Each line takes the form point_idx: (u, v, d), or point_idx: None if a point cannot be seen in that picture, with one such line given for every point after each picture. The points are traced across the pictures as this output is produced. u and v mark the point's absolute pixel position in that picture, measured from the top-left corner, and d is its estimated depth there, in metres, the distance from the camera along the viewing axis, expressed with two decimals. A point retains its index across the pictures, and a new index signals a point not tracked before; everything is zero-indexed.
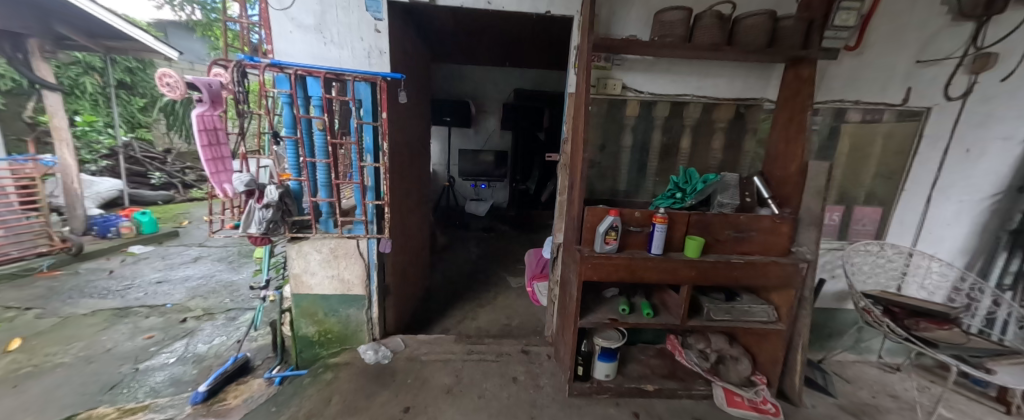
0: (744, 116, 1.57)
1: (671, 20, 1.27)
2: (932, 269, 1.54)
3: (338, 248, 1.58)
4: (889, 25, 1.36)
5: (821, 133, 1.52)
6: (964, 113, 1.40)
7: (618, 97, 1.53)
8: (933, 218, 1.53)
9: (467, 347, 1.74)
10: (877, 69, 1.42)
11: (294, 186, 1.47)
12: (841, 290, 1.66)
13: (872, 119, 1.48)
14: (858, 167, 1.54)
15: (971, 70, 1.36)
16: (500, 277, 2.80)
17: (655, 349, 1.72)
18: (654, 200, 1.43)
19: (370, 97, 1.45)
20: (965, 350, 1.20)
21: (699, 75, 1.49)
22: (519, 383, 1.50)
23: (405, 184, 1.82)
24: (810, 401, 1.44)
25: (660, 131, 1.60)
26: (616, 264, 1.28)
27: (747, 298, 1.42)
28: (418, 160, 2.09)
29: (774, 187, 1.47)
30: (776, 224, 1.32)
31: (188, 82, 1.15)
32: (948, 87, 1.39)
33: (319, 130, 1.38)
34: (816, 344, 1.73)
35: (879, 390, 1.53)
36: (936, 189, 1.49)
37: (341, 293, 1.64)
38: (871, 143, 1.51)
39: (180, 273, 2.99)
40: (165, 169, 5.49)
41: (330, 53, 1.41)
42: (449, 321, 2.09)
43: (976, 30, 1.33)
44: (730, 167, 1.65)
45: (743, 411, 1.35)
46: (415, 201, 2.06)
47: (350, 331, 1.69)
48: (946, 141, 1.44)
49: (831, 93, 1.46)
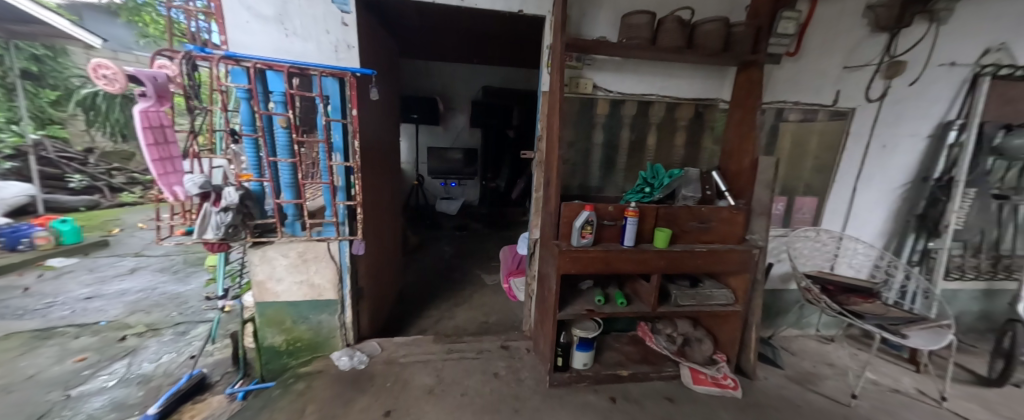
0: (702, 115, 1.69)
1: (638, 23, 1.35)
2: (858, 250, 1.74)
3: (306, 252, 1.50)
4: (822, 34, 1.51)
5: (768, 131, 1.65)
6: (881, 113, 1.61)
7: (589, 96, 1.59)
8: (859, 206, 1.74)
9: (447, 347, 1.73)
10: (813, 74, 1.57)
11: (256, 187, 1.39)
12: (786, 272, 1.82)
13: (809, 118, 1.64)
14: (801, 161, 1.70)
15: (886, 76, 1.56)
16: (475, 275, 2.80)
17: (628, 337, 1.80)
18: (626, 195, 1.55)
19: (338, 93, 1.40)
20: (886, 320, 1.40)
21: (663, 76, 1.59)
22: (501, 378, 1.52)
23: (375, 186, 1.75)
24: (764, 374, 1.59)
25: (629, 129, 1.68)
26: (593, 256, 1.35)
27: (709, 283, 1.55)
28: (388, 158, 2.00)
29: (730, 181, 1.60)
30: (733, 214, 1.45)
31: (129, 75, 1.04)
32: (869, 90, 1.59)
33: (282, 128, 1.34)
34: (766, 322, 1.90)
35: (819, 359, 1.72)
36: (860, 180, 1.70)
37: (311, 299, 1.56)
38: (808, 141, 1.67)
39: (114, 287, 2.67)
40: (87, 171, 4.87)
41: (293, 46, 1.32)
42: (425, 322, 2.06)
43: (889, 41, 1.52)
44: (691, 162, 1.75)
45: (707, 388, 1.46)
46: (387, 202, 1.98)
47: (323, 338, 1.61)
48: (868, 138, 1.64)
49: (776, 95, 1.59)
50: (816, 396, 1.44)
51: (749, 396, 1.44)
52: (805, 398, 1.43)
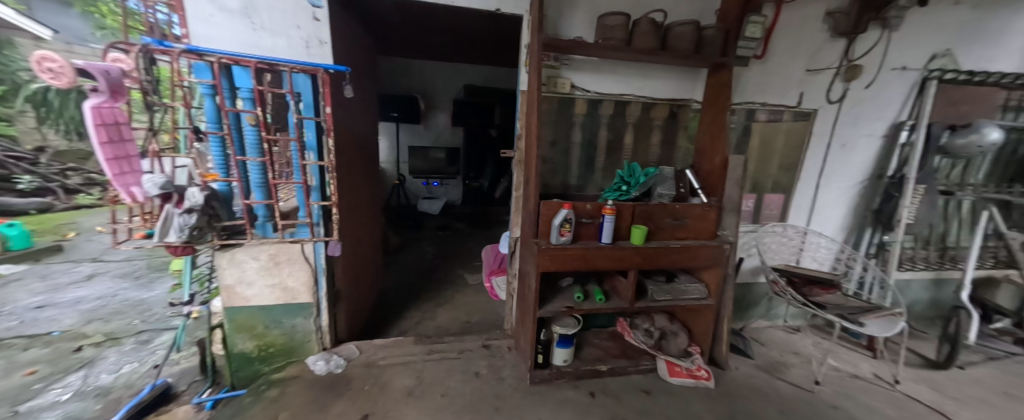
0: (677, 115, 1.74)
1: (613, 24, 1.38)
2: (822, 244, 1.84)
3: (278, 254, 1.44)
4: (787, 38, 1.58)
5: (738, 130, 1.71)
6: (841, 114, 1.70)
7: (567, 95, 1.61)
8: (822, 202, 1.83)
9: (427, 347, 1.71)
10: (779, 76, 1.64)
11: (223, 187, 1.33)
12: (756, 266, 1.89)
13: (775, 118, 1.71)
14: (769, 160, 1.77)
15: (845, 79, 1.65)
16: (457, 275, 2.78)
17: (607, 332, 1.83)
18: (604, 193, 1.57)
19: (310, 90, 1.36)
20: (845, 309, 1.48)
21: (639, 77, 1.63)
22: (482, 377, 1.52)
23: (352, 186, 1.71)
24: (735, 364, 1.66)
25: (606, 128, 1.71)
26: (572, 254, 1.37)
27: (684, 278, 1.60)
28: (365, 157, 1.96)
29: (703, 179, 1.64)
30: (705, 211, 1.51)
31: (78, 68, 0.99)
32: (830, 92, 1.67)
33: (250, 126, 1.29)
34: (738, 314, 1.97)
35: (786, 349, 1.80)
36: (822, 178, 1.79)
37: (284, 303, 1.51)
38: (776, 141, 1.74)
39: (69, 295, 2.49)
40: (37, 172, 4.53)
41: (261, 41, 1.28)
42: (406, 323, 2.04)
43: (848, 46, 1.61)
44: (667, 161, 1.80)
45: (681, 379, 1.51)
46: (365, 202, 1.95)
47: (298, 342, 1.56)
48: (829, 138, 1.73)
49: (745, 96, 1.65)
50: (783, 384, 1.51)
51: (721, 386, 1.49)
52: (773, 386, 1.50)
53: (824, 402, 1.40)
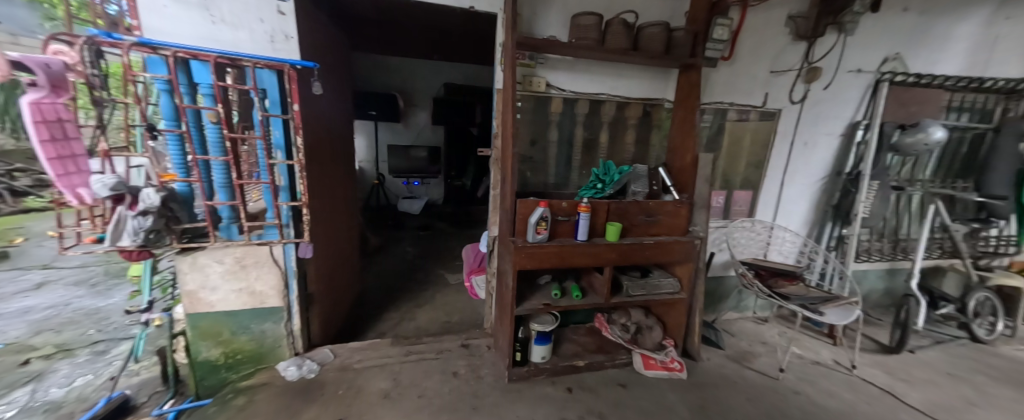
0: (650, 114, 1.77)
1: (586, 24, 1.40)
2: (787, 238, 1.93)
3: (244, 257, 1.39)
4: (753, 40, 1.64)
5: (708, 129, 1.76)
6: (803, 114, 1.78)
7: (543, 94, 1.62)
8: (787, 198, 1.91)
9: (405, 349, 1.69)
10: (746, 77, 1.70)
11: (183, 188, 1.27)
12: (727, 260, 1.96)
13: (743, 117, 1.77)
14: (737, 158, 1.83)
15: (806, 80, 1.72)
16: (438, 275, 2.75)
17: (585, 328, 1.86)
18: (580, 191, 1.56)
19: (276, 86, 1.31)
20: (807, 299, 1.56)
21: (613, 76, 1.66)
22: (460, 377, 1.51)
23: (325, 186, 1.67)
24: (707, 355, 1.72)
25: (582, 127, 1.73)
26: (548, 251, 1.38)
27: (658, 273, 1.64)
28: (340, 157, 1.92)
29: (675, 176, 1.68)
30: (677, 208, 1.55)
31: (14, 61, 0.91)
32: (793, 93, 1.75)
33: (211, 123, 1.23)
34: (710, 307, 2.04)
35: (755, 339, 1.88)
36: (787, 175, 1.87)
37: (252, 307, 1.45)
38: (743, 140, 1.81)
39: (15, 305, 2.32)
40: None
41: (221, 34, 1.22)
42: (384, 325, 2.01)
43: (808, 49, 1.68)
44: (641, 159, 1.84)
45: (656, 372, 1.55)
46: (340, 203, 1.90)
47: (268, 348, 1.51)
48: (792, 136, 1.81)
49: (714, 95, 1.70)
50: (751, 372, 1.58)
51: (693, 377, 1.54)
52: (742, 375, 1.56)
53: (788, 389, 1.47)
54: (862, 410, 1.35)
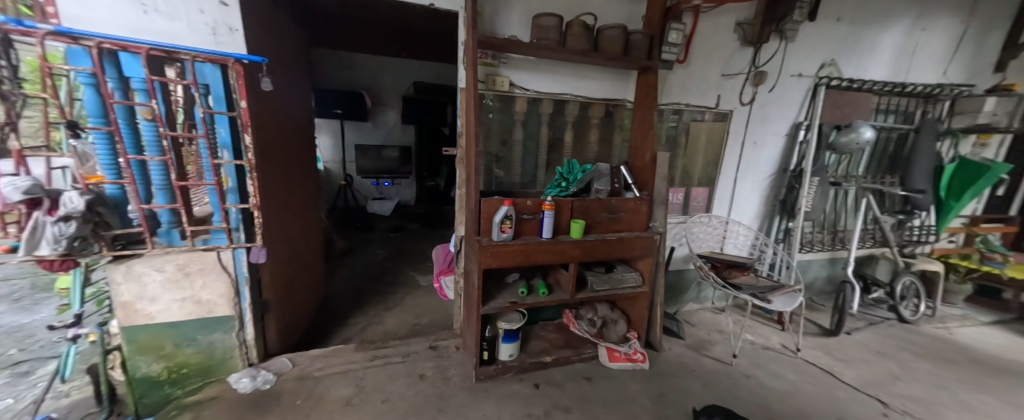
0: (612, 114, 1.82)
1: (547, 24, 1.42)
2: (741, 232, 2.05)
3: (189, 264, 1.30)
4: (705, 44, 1.72)
5: (665, 129, 1.84)
6: (752, 115, 1.90)
7: (507, 93, 1.62)
8: (740, 194, 2.03)
9: (370, 354, 1.64)
10: (700, 79, 1.78)
11: (113, 191, 1.17)
12: (687, 254, 2.06)
13: (698, 118, 1.86)
14: (694, 157, 1.92)
15: (754, 83, 1.84)
16: (408, 276, 2.70)
17: (554, 325, 1.89)
18: (545, 190, 1.59)
19: (220, 81, 1.23)
20: (757, 289, 1.66)
21: (575, 77, 1.69)
22: (427, 379, 1.49)
23: (281, 188, 1.60)
24: (669, 345, 1.79)
25: (547, 126, 1.75)
26: (513, 250, 1.39)
27: (621, 268, 1.69)
28: (299, 156, 1.84)
29: (636, 174, 1.73)
30: (638, 205, 1.60)
31: None
32: (742, 95, 1.85)
33: (145, 121, 1.14)
34: (672, 299, 2.13)
35: (712, 328, 1.98)
36: (739, 173, 1.99)
37: (198, 317, 1.36)
38: (699, 139, 1.90)
39: None
40: None
41: (154, 25, 1.13)
42: (350, 330, 1.95)
43: (754, 55, 1.80)
44: (604, 158, 1.89)
45: (620, 364, 1.60)
46: (300, 205, 1.83)
47: (217, 360, 1.42)
48: (743, 136, 1.93)
49: (671, 97, 1.77)
50: (708, 360, 1.66)
51: (655, 367, 1.60)
52: (699, 362, 1.64)
53: (740, 373, 1.56)
54: (804, 389, 1.46)
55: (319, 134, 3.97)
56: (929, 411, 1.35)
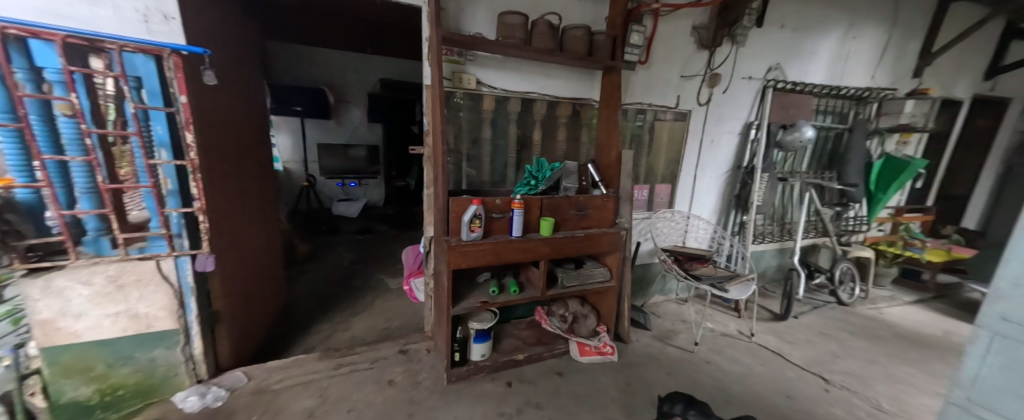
0: (579, 113, 1.86)
1: (513, 23, 1.41)
2: (701, 226, 2.16)
3: (123, 275, 1.18)
4: (664, 46, 1.79)
5: (630, 129, 1.90)
6: (708, 115, 2.00)
7: (474, 91, 1.61)
8: (699, 190, 2.15)
9: (335, 362, 1.57)
10: (661, 80, 1.85)
11: (26, 196, 1.03)
12: (652, 249, 2.14)
13: (660, 117, 1.93)
14: (657, 155, 2.00)
15: (709, 85, 1.94)
16: (376, 280, 2.61)
17: (526, 322, 1.90)
18: (515, 188, 1.59)
19: (154, 74, 1.12)
20: (716, 279, 1.76)
21: (542, 76, 1.71)
22: (396, 385, 1.44)
23: (232, 189, 1.50)
24: (636, 337, 1.86)
25: (515, 125, 1.75)
26: (482, 249, 1.38)
27: (590, 263, 1.73)
28: (252, 156, 1.73)
29: (602, 172, 1.77)
30: (605, 202, 1.64)
31: None
32: (699, 96, 1.96)
33: (63, 116, 1.02)
34: (639, 292, 2.21)
35: (676, 318, 2.07)
36: (698, 170, 2.10)
37: (135, 333, 1.23)
38: (661, 138, 1.98)
39: None
40: None
41: (72, 9, 1.00)
42: (313, 339, 1.85)
43: (709, 57, 1.90)
44: (572, 156, 1.92)
45: (590, 358, 1.64)
46: (254, 208, 1.72)
47: (159, 378, 1.30)
48: (701, 135, 2.03)
49: (634, 97, 1.83)
50: (672, 349, 1.74)
51: (623, 359, 1.66)
52: (664, 352, 1.71)
53: (701, 359, 1.65)
54: (757, 372, 1.56)
55: (276, 133, 3.73)
56: (862, 385, 1.50)
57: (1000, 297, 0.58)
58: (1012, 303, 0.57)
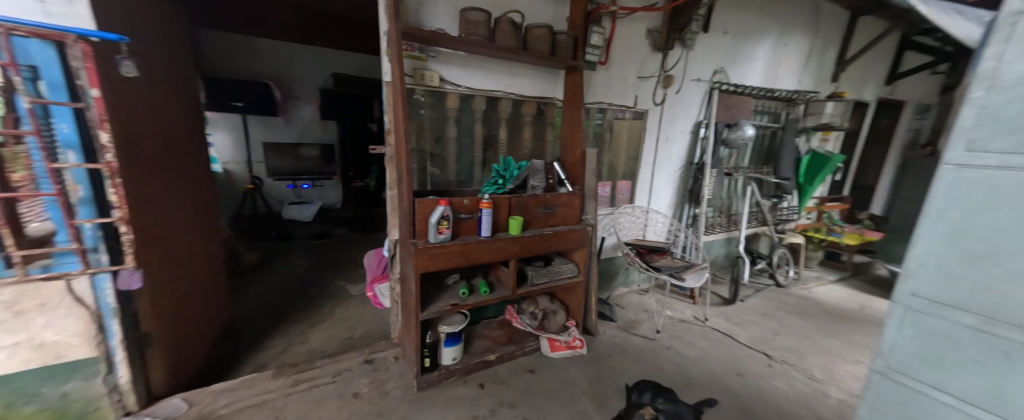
0: (544, 112, 1.88)
1: (475, 19, 1.39)
2: (659, 219, 2.29)
3: (21, 300, 0.99)
4: (622, 48, 1.87)
5: (592, 127, 1.96)
6: (663, 114, 2.12)
7: (437, 89, 1.56)
8: (657, 185, 2.27)
9: (292, 379, 1.45)
10: (620, 80, 1.93)
11: None
12: (615, 243, 2.23)
13: (619, 116, 2.01)
14: (618, 153, 2.08)
15: (663, 86, 2.05)
16: (336, 287, 2.46)
17: (496, 322, 1.89)
18: (482, 187, 1.57)
19: (55, 63, 0.94)
20: (674, 269, 1.87)
21: (506, 74, 1.70)
22: (361, 397, 1.37)
23: (161, 194, 1.32)
24: (603, 328, 1.93)
25: (481, 124, 1.73)
26: (451, 250, 1.34)
27: (558, 260, 1.76)
28: (185, 155, 1.54)
29: (568, 170, 1.81)
30: (571, 200, 1.68)
31: None
32: (655, 96, 2.06)
33: None
34: (604, 286, 2.30)
35: (639, 308, 2.18)
36: (655, 166, 2.22)
37: (42, 365, 1.05)
38: (621, 136, 2.06)
39: None
40: None
41: None
42: (266, 355, 1.70)
43: (663, 59, 2.01)
44: (538, 154, 1.93)
45: (561, 353, 1.67)
46: (189, 214, 1.54)
47: (75, 416, 1.11)
48: (657, 133, 2.15)
49: (596, 96, 1.89)
50: (636, 338, 1.84)
51: (592, 351, 1.72)
52: (629, 341, 1.80)
53: (662, 346, 1.75)
54: (712, 353, 1.69)
55: (211, 131, 3.32)
56: (798, 358, 1.69)
57: (911, 277, 0.56)
58: (920, 281, 0.55)
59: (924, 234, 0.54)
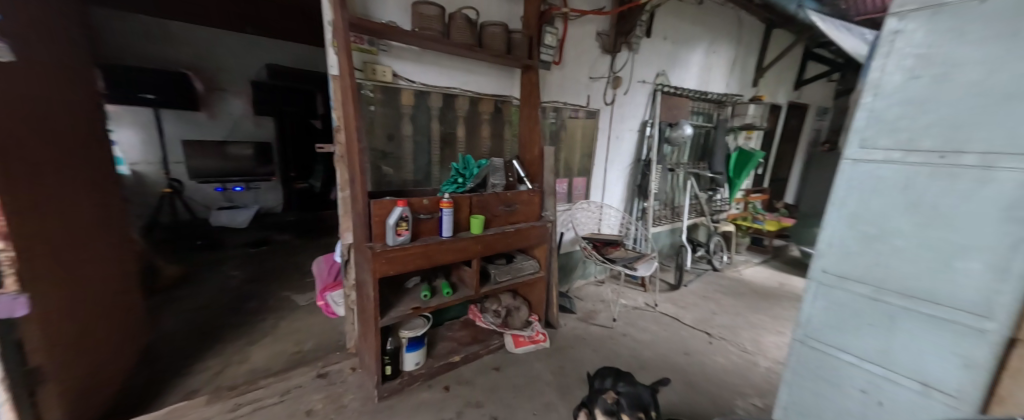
0: (501, 110, 1.88)
1: (429, 14, 1.35)
2: (612, 213, 2.43)
3: None
4: (574, 49, 1.94)
5: (548, 126, 2.01)
6: (612, 114, 2.25)
7: (390, 84, 1.49)
8: (609, 181, 2.40)
9: (231, 403, 1.30)
10: (573, 80, 2.00)
11: None
12: (573, 238, 2.31)
13: (573, 115, 2.09)
14: (573, 151, 2.16)
15: (613, 87, 2.17)
16: (280, 299, 2.25)
17: (460, 322, 1.87)
18: (441, 186, 1.53)
19: None
20: (627, 260, 2.00)
21: (463, 71, 1.68)
22: (315, 414, 1.27)
23: (52, 200, 1.10)
24: (564, 320, 2.00)
25: (438, 121, 1.69)
26: (412, 253, 1.30)
27: (520, 257, 1.79)
28: (80, 154, 1.30)
29: (527, 168, 1.84)
30: (531, 197, 1.71)
31: None
32: (606, 96, 2.17)
33: None
34: (564, 279, 2.38)
35: (596, 298, 2.30)
36: (607, 163, 2.34)
37: None
38: (575, 134, 2.14)
39: None
40: None
41: None
42: (196, 380, 1.50)
43: (611, 62, 2.12)
44: (497, 153, 1.94)
45: (525, 348, 1.70)
46: (89, 224, 1.30)
47: None
48: (608, 131, 2.27)
49: (552, 95, 1.94)
50: (594, 327, 1.93)
51: (554, 343, 1.78)
52: (588, 331, 1.89)
53: (619, 333, 1.87)
54: (662, 336, 1.85)
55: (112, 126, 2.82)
56: (732, 333, 1.91)
57: (821, 257, 0.75)
58: (827, 258, 0.74)
59: (831, 221, 0.72)
